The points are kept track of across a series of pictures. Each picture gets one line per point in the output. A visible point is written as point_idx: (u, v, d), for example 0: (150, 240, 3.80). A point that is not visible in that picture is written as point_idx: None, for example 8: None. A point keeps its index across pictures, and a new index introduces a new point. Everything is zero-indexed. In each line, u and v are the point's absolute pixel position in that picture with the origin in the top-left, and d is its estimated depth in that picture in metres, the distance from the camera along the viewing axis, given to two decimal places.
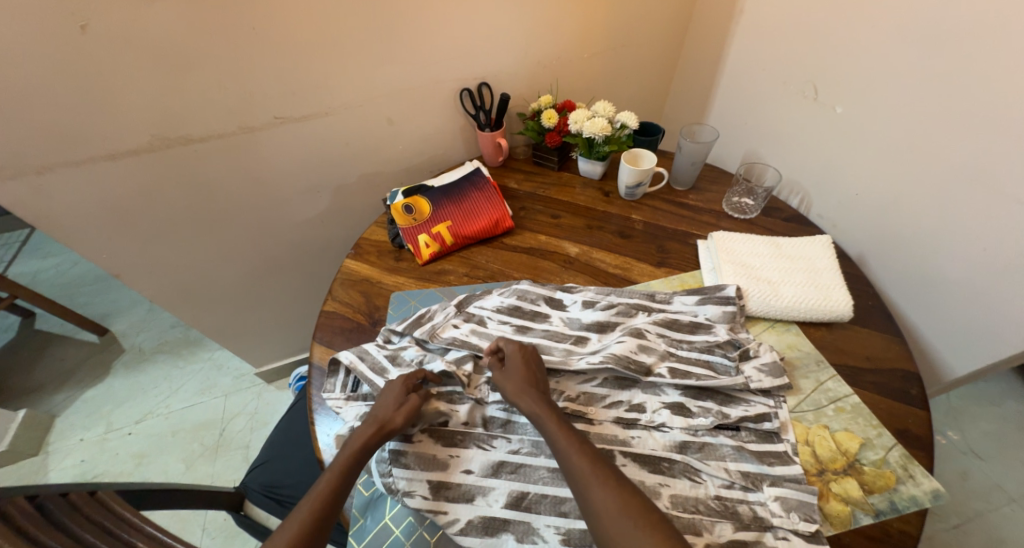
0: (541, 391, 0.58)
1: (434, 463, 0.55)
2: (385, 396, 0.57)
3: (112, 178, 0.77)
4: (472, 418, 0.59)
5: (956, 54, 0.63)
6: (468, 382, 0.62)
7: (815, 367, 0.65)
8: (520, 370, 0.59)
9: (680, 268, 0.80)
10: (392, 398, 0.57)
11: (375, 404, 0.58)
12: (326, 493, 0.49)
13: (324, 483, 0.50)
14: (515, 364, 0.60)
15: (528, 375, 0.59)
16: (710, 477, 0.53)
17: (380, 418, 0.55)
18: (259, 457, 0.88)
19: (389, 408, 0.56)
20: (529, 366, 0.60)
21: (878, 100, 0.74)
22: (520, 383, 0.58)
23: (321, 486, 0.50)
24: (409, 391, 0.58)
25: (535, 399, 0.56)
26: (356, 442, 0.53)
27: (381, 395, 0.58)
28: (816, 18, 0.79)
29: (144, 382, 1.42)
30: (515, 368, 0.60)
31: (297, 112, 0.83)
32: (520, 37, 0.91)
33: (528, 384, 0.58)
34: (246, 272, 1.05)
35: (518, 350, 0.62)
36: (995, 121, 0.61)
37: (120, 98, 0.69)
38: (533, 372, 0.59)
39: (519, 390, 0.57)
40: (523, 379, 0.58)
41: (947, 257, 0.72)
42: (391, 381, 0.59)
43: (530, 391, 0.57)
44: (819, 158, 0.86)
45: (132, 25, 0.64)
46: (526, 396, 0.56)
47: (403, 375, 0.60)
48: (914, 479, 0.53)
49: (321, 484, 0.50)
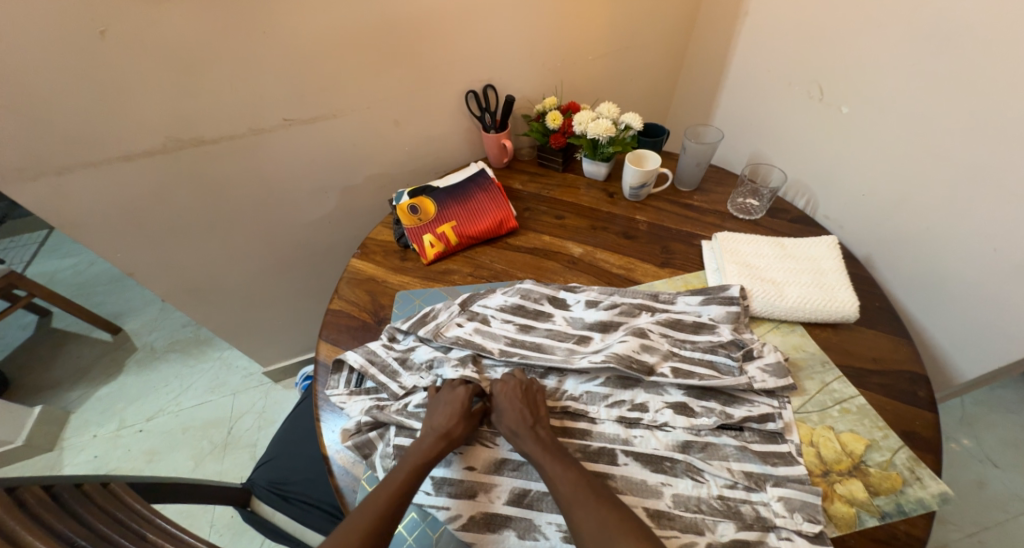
0: (532, 425, 0.55)
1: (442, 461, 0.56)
2: (446, 408, 0.56)
3: (126, 178, 0.78)
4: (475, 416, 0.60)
5: (967, 56, 0.62)
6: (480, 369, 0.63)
7: (821, 368, 0.64)
8: (507, 409, 0.56)
9: (684, 269, 0.80)
10: (454, 411, 0.56)
11: (437, 412, 0.57)
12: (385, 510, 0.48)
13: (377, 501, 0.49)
14: (503, 404, 0.57)
15: (515, 413, 0.56)
16: (713, 476, 0.53)
17: (446, 430, 0.54)
18: (266, 454, 0.89)
19: (453, 420, 0.55)
20: (517, 401, 0.57)
21: (887, 101, 0.73)
22: (509, 424, 0.55)
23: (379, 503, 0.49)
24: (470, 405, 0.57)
25: (526, 440, 0.54)
26: (421, 454, 0.53)
27: (443, 404, 0.57)
28: (824, 18, 0.78)
29: (156, 381, 1.43)
30: (502, 407, 0.56)
31: (305, 114, 0.84)
32: (525, 39, 0.92)
33: (517, 422, 0.55)
34: (255, 272, 1.06)
35: (505, 387, 0.58)
36: (1006, 121, 0.60)
37: (134, 100, 0.71)
38: (522, 407, 0.56)
39: (510, 433, 0.55)
40: (511, 420, 0.55)
41: (956, 259, 0.71)
42: (455, 387, 0.59)
43: (520, 431, 0.54)
44: (827, 158, 0.85)
45: (146, 29, 0.65)
46: (518, 438, 0.54)
47: (467, 383, 0.59)
48: (921, 481, 0.52)
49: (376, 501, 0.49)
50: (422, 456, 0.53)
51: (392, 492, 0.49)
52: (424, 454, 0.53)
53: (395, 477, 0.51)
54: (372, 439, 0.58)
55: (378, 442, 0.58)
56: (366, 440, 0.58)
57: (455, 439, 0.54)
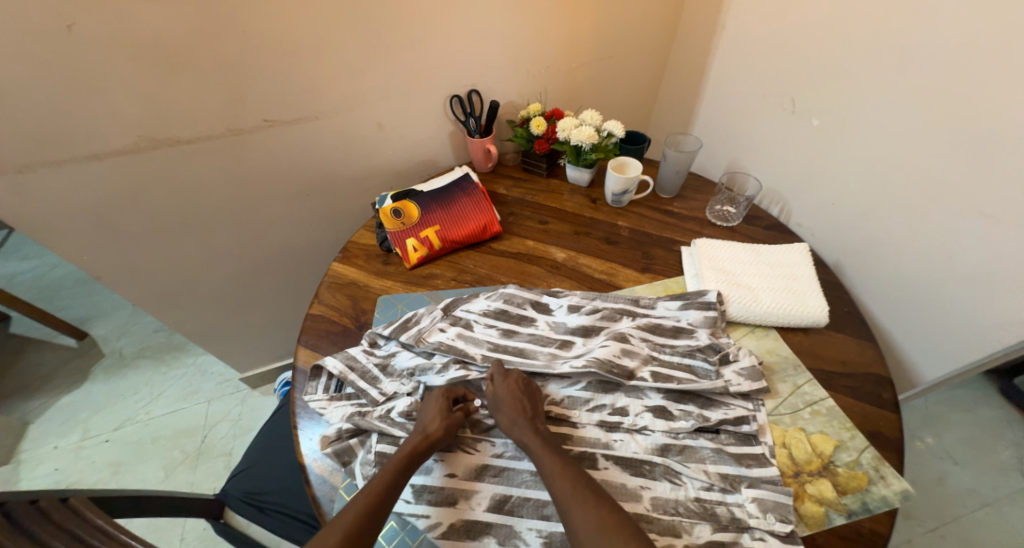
0: (530, 418, 0.56)
1: (422, 469, 0.56)
2: (425, 411, 0.57)
3: (96, 178, 0.76)
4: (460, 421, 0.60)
5: (925, 73, 0.66)
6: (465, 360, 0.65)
7: (793, 371, 0.66)
8: (507, 400, 0.57)
9: (664, 275, 0.82)
10: (433, 413, 0.57)
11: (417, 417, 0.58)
12: (366, 510, 0.48)
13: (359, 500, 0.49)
14: (502, 396, 0.58)
15: (515, 404, 0.57)
16: (690, 479, 0.54)
17: (424, 429, 0.55)
18: (240, 463, 0.87)
19: (432, 420, 0.56)
20: (516, 394, 0.58)
21: (853, 114, 0.76)
22: (508, 415, 0.56)
23: (356, 504, 0.48)
24: (449, 406, 0.58)
25: (524, 430, 0.55)
26: (400, 454, 0.53)
27: (422, 408, 0.58)
28: (796, 33, 0.81)
29: (125, 388, 1.39)
30: (502, 399, 0.58)
31: (286, 116, 0.84)
32: (509, 46, 0.93)
33: (516, 413, 0.56)
34: (231, 276, 1.04)
35: (506, 380, 0.60)
36: (961, 135, 0.64)
37: (105, 98, 0.69)
38: (520, 400, 0.58)
39: (509, 423, 0.56)
40: (510, 411, 0.56)
41: (918, 265, 0.74)
42: (431, 394, 0.60)
43: (519, 422, 0.55)
44: (798, 168, 0.88)
45: (119, 26, 0.64)
46: (516, 429, 0.55)
47: (442, 389, 0.61)
48: (886, 480, 0.55)
49: (360, 498, 0.49)
50: (403, 456, 0.53)
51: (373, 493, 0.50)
52: (404, 453, 0.53)
53: (371, 479, 0.51)
54: (352, 446, 0.58)
55: (359, 449, 0.58)
56: (346, 447, 0.57)
57: (431, 436, 0.54)
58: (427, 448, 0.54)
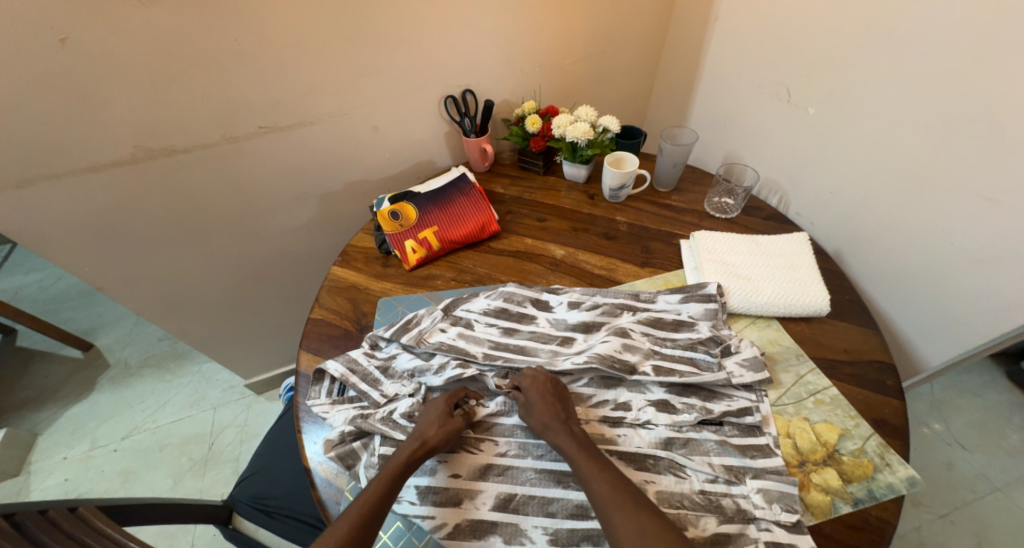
0: (563, 420, 0.56)
1: (423, 470, 0.56)
2: (427, 415, 0.57)
3: (94, 190, 0.76)
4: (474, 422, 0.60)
5: (921, 58, 0.65)
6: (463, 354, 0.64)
7: (795, 361, 0.66)
8: (539, 404, 0.57)
9: (664, 268, 0.81)
10: (434, 416, 0.57)
11: (418, 421, 0.58)
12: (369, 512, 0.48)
13: (358, 505, 0.49)
14: (533, 399, 0.57)
15: (548, 407, 0.56)
16: (695, 472, 0.54)
17: (422, 434, 0.55)
18: (247, 469, 0.87)
19: (431, 426, 0.56)
20: (547, 397, 0.58)
21: (850, 101, 0.76)
22: (540, 418, 0.56)
23: (358, 508, 0.48)
24: (451, 410, 0.58)
25: (558, 434, 0.54)
26: (397, 459, 0.53)
27: (425, 412, 0.58)
28: (790, 22, 0.81)
29: (131, 397, 1.39)
30: (533, 402, 0.57)
31: (281, 121, 0.84)
32: (502, 44, 0.92)
33: (548, 416, 0.56)
34: (233, 282, 1.04)
35: (534, 383, 0.59)
36: (958, 120, 0.64)
37: (102, 109, 0.69)
38: (552, 402, 0.57)
39: (542, 427, 0.55)
40: (543, 414, 0.56)
41: (919, 251, 0.74)
42: (435, 398, 0.60)
43: (552, 425, 0.55)
44: (796, 157, 0.88)
45: (112, 37, 0.64)
46: (550, 433, 0.55)
47: (446, 394, 0.60)
48: (891, 467, 0.54)
49: (362, 500, 0.49)
50: (401, 462, 0.53)
51: (370, 496, 0.49)
52: (403, 458, 0.53)
53: (368, 485, 0.51)
54: (355, 449, 0.57)
55: (362, 452, 0.57)
56: (350, 450, 0.57)
57: (429, 442, 0.54)
58: (424, 454, 0.54)
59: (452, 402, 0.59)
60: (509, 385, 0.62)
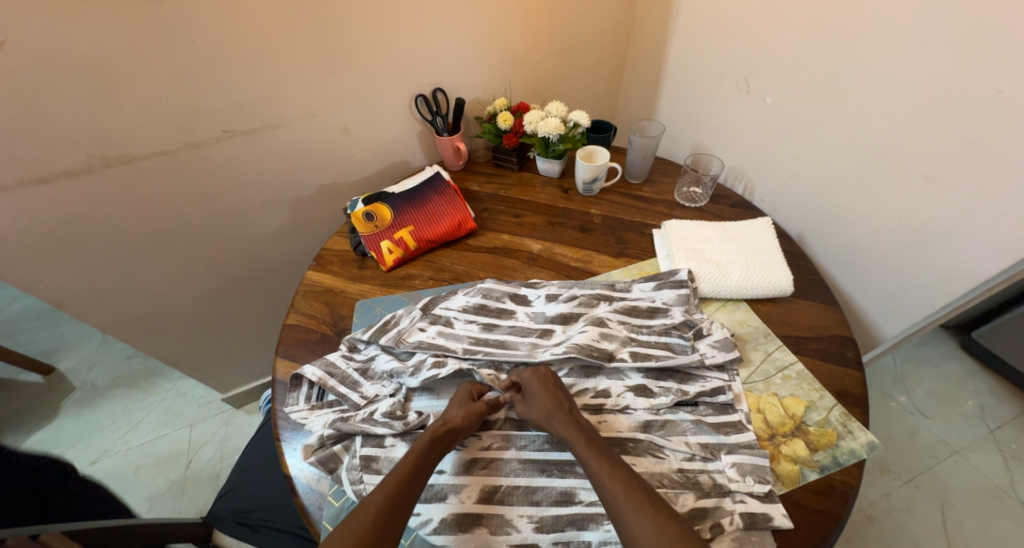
0: (566, 411, 0.56)
1: (438, 467, 0.56)
2: (449, 405, 0.59)
3: (45, 202, 0.73)
4: (494, 418, 0.61)
5: (866, 45, 0.68)
6: (440, 346, 0.65)
7: (764, 340, 0.69)
8: (542, 394, 0.57)
9: (638, 258, 0.83)
10: (456, 406, 0.58)
11: (441, 412, 0.59)
12: (393, 490, 0.49)
13: (381, 491, 0.49)
14: (536, 390, 0.58)
15: (551, 398, 0.57)
16: (673, 451, 0.56)
17: (445, 419, 0.56)
18: (227, 483, 0.86)
19: (456, 413, 0.57)
20: (551, 387, 0.58)
21: (803, 91, 0.79)
22: (543, 408, 0.56)
23: (378, 497, 0.48)
24: (474, 400, 0.60)
25: (562, 424, 0.55)
26: (417, 447, 0.53)
27: (449, 402, 0.60)
28: (747, 15, 0.83)
29: (100, 419, 1.34)
30: (536, 393, 0.58)
31: (246, 125, 0.82)
32: (469, 41, 0.93)
33: (551, 406, 0.56)
34: (202, 294, 1.02)
35: (535, 374, 0.60)
36: (899, 104, 0.67)
37: (50, 117, 0.66)
38: (555, 393, 0.58)
39: (545, 417, 0.55)
40: (545, 404, 0.56)
41: (871, 231, 0.78)
42: (459, 388, 0.62)
43: (556, 415, 0.55)
44: (758, 146, 0.91)
45: (55, 41, 0.62)
46: (554, 423, 0.55)
47: (469, 382, 0.62)
48: (853, 434, 0.57)
49: (387, 482, 0.50)
50: (423, 446, 0.53)
51: (391, 487, 0.49)
52: (426, 438, 0.54)
53: (390, 472, 0.51)
54: (336, 452, 0.57)
55: (343, 455, 0.57)
56: (330, 454, 0.57)
57: (453, 424, 0.55)
58: (445, 433, 0.55)
59: (476, 391, 0.61)
60: (509, 382, 0.62)
